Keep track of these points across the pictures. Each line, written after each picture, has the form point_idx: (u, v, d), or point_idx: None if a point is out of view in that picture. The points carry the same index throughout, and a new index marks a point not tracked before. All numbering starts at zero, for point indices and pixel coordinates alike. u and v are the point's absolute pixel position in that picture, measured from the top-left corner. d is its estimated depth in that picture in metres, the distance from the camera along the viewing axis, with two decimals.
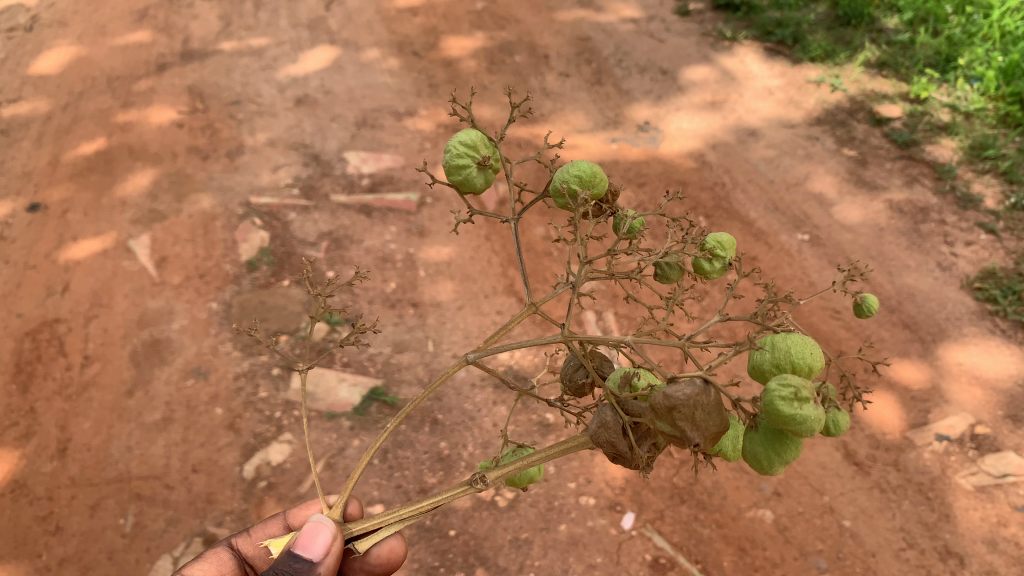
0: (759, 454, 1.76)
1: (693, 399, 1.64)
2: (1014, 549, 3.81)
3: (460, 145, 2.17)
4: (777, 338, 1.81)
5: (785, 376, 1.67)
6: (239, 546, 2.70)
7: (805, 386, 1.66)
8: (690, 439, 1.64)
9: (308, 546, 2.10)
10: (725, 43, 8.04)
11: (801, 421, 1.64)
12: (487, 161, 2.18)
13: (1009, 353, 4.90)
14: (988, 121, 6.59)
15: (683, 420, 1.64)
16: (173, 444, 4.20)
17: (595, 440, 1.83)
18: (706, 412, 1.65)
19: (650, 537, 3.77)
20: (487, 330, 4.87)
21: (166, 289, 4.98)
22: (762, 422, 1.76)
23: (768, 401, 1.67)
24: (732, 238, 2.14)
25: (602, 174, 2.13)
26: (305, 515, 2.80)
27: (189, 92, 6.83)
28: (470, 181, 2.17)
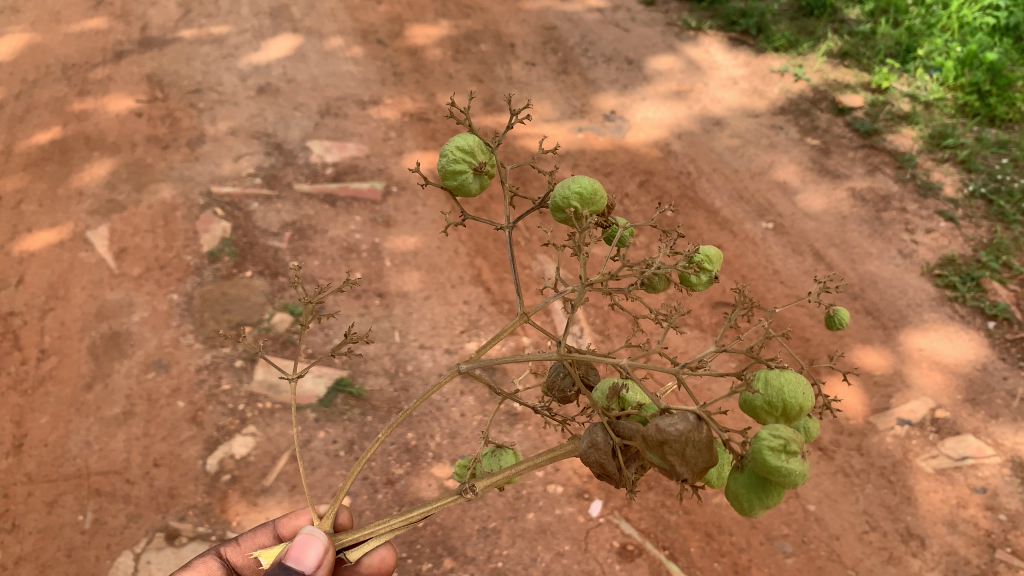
0: (742, 496, 1.65)
1: (685, 435, 1.56)
2: (973, 530, 3.87)
3: (458, 150, 2.05)
4: (770, 374, 1.71)
5: (777, 426, 1.60)
6: (227, 555, 2.61)
7: (795, 439, 1.59)
8: (678, 474, 1.57)
9: (300, 558, 1.94)
10: (690, 33, 8.07)
11: (787, 477, 1.57)
12: (485, 167, 2.07)
13: (967, 338, 4.99)
14: (947, 110, 6.68)
15: (673, 455, 1.57)
16: (134, 439, 4.11)
17: (583, 458, 1.75)
18: (696, 448, 1.57)
19: (617, 524, 3.77)
20: (455, 321, 4.85)
21: (125, 281, 4.88)
22: (748, 465, 1.65)
23: (757, 449, 1.60)
24: (720, 251, 2.10)
25: (602, 189, 2.04)
26: (296, 524, 2.70)
27: (148, 81, 6.69)
28: (466, 187, 2.06)
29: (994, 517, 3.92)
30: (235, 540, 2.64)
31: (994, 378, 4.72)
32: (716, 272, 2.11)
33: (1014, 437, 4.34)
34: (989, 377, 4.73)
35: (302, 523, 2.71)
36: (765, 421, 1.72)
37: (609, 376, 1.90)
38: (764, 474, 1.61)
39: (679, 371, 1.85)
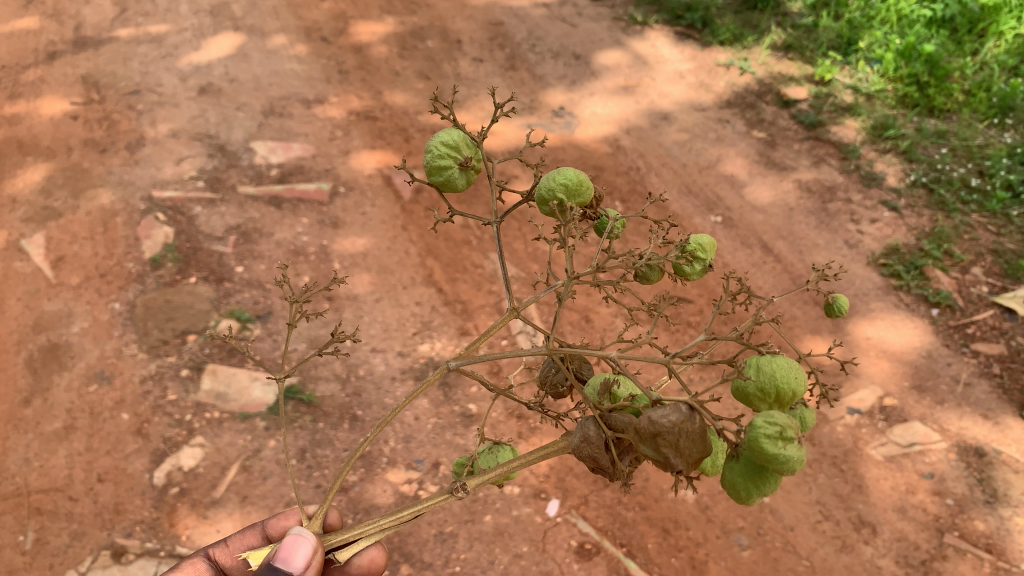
0: (738, 485, 1.62)
1: (678, 426, 1.54)
2: (922, 515, 3.94)
3: (442, 145, 2.01)
4: (762, 361, 1.68)
5: (771, 413, 1.57)
6: (217, 558, 2.56)
7: (791, 425, 1.56)
8: (673, 465, 1.55)
9: (289, 558, 1.90)
10: (636, 27, 8.10)
11: (785, 462, 1.54)
12: (471, 161, 2.03)
13: (912, 326, 5.09)
14: (888, 101, 6.80)
15: (666, 446, 1.54)
16: (76, 454, 3.97)
17: (576, 453, 1.71)
18: (690, 439, 1.54)
19: (575, 523, 3.76)
20: (407, 323, 4.79)
21: (63, 290, 4.71)
22: (744, 453, 1.62)
23: (752, 438, 1.57)
24: (713, 240, 2.07)
25: (588, 181, 2.01)
26: (284, 526, 2.61)
27: (84, 82, 6.48)
28: (453, 182, 2.02)
29: (941, 502, 3.99)
30: (224, 542, 2.58)
31: (938, 364, 4.83)
32: (710, 261, 2.08)
33: (958, 422, 4.44)
34: (934, 363, 4.83)
35: (292, 523, 2.63)
36: (758, 406, 1.70)
37: (600, 370, 1.86)
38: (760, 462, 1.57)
39: (671, 360, 1.80)
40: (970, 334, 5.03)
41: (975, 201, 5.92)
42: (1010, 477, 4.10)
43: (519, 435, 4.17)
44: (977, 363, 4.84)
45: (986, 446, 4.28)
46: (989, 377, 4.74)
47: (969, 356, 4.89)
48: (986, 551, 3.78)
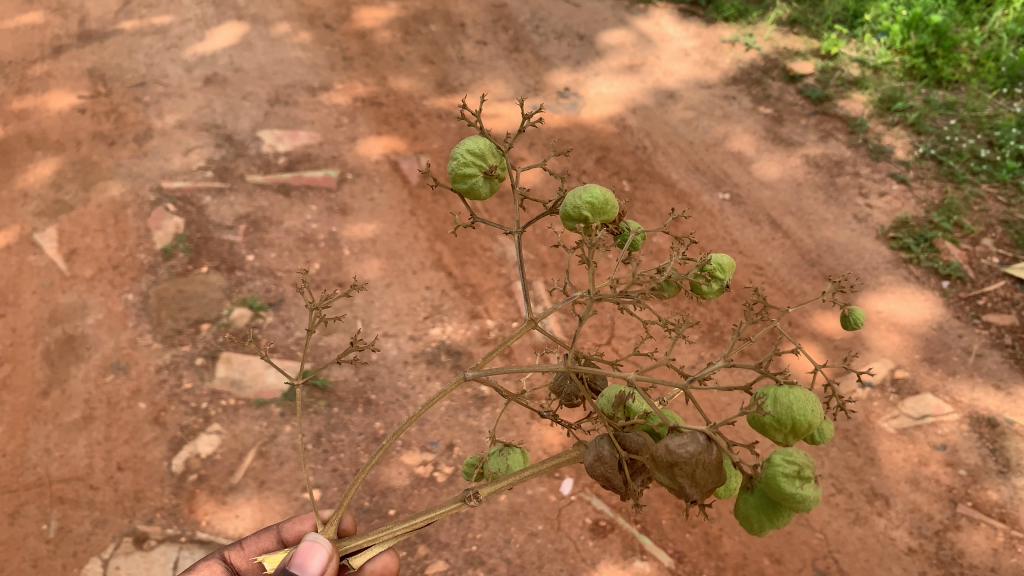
0: (752, 517, 1.62)
1: (696, 458, 1.52)
2: (935, 486, 3.96)
3: (468, 153, 1.95)
4: (779, 391, 1.64)
5: (790, 452, 1.56)
6: (233, 561, 2.56)
7: (809, 465, 1.56)
8: (688, 495, 1.54)
9: (305, 565, 1.94)
10: (640, 6, 8.06)
11: (804, 503, 1.53)
12: (495, 171, 1.98)
13: (923, 298, 5.09)
14: (895, 73, 6.75)
15: (683, 476, 1.53)
16: (95, 443, 4.03)
17: (589, 470, 1.72)
18: (707, 470, 1.53)
19: (589, 501, 3.79)
20: (418, 307, 4.82)
21: (77, 283, 4.76)
22: (759, 487, 1.61)
23: (770, 475, 1.56)
24: (733, 259, 2.06)
25: (614, 200, 1.94)
26: (299, 530, 2.62)
27: (90, 76, 6.50)
28: (476, 190, 1.96)
29: (954, 473, 4.00)
30: (240, 544, 2.58)
31: (950, 336, 4.82)
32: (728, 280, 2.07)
33: (970, 393, 4.44)
34: (945, 335, 4.83)
35: (306, 528, 2.63)
36: (773, 437, 1.66)
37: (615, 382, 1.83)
38: (777, 498, 1.57)
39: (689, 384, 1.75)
40: (981, 305, 5.02)
41: (985, 172, 5.89)
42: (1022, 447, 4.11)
43: (532, 416, 4.20)
44: (988, 334, 4.84)
45: (999, 417, 4.29)
46: (1001, 348, 4.74)
47: (981, 327, 4.89)
48: (1000, 520, 3.80)
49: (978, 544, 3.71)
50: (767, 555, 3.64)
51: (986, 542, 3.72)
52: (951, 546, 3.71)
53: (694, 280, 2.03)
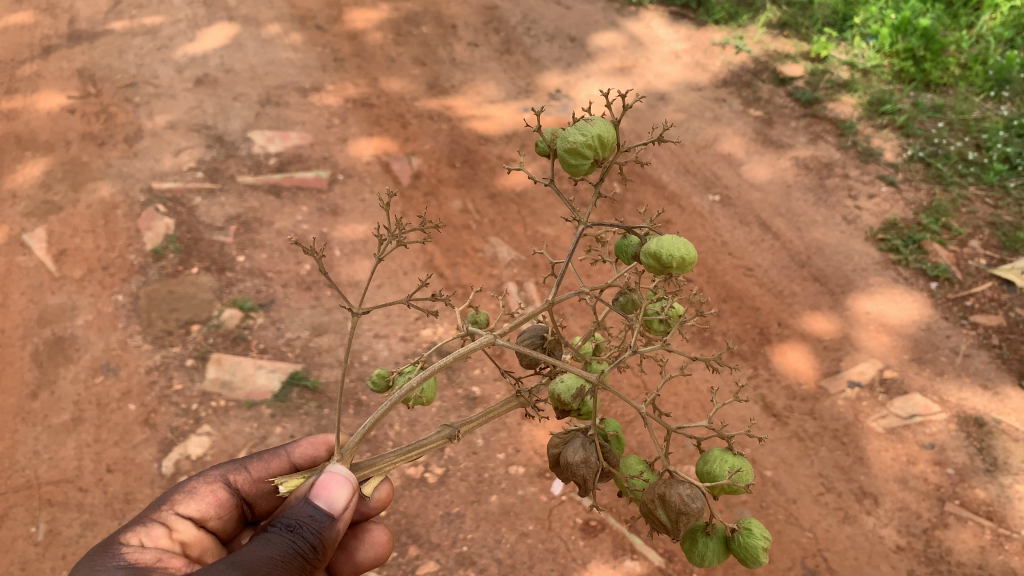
0: (704, 555, 1.97)
1: (702, 512, 1.85)
2: (923, 485, 3.98)
3: (595, 137, 2.01)
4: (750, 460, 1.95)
5: (758, 522, 1.93)
6: (238, 484, 2.58)
7: (764, 532, 1.95)
8: (674, 536, 1.88)
9: (328, 497, 2.05)
10: (631, 9, 8.09)
11: (760, 567, 1.91)
12: (605, 161, 2.07)
13: (911, 299, 5.12)
14: (884, 76, 6.80)
15: (683, 523, 1.86)
16: (85, 445, 4.01)
17: (568, 467, 1.99)
18: (700, 521, 1.88)
19: (580, 500, 3.80)
20: (410, 309, 4.82)
21: (67, 284, 4.74)
22: (719, 534, 1.97)
23: (741, 538, 1.92)
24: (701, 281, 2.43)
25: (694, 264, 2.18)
26: (309, 454, 2.73)
27: (80, 76, 6.48)
28: (578, 169, 2.05)
29: (942, 472, 4.03)
30: (245, 467, 2.59)
31: (938, 337, 4.86)
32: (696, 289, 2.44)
33: (958, 392, 4.47)
34: (933, 336, 4.86)
35: (317, 451, 2.75)
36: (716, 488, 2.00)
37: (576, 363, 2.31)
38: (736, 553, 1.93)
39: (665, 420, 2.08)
40: (969, 306, 5.06)
41: (972, 174, 5.94)
42: (1009, 446, 4.14)
43: (523, 416, 4.20)
44: (976, 335, 4.87)
45: (986, 416, 4.32)
46: (988, 348, 4.78)
47: (969, 328, 4.93)
48: (987, 518, 3.83)
49: (966, 542, 3.74)
50: None
51: (974, 540, 3.75)
52: (939, 544, 3.74)
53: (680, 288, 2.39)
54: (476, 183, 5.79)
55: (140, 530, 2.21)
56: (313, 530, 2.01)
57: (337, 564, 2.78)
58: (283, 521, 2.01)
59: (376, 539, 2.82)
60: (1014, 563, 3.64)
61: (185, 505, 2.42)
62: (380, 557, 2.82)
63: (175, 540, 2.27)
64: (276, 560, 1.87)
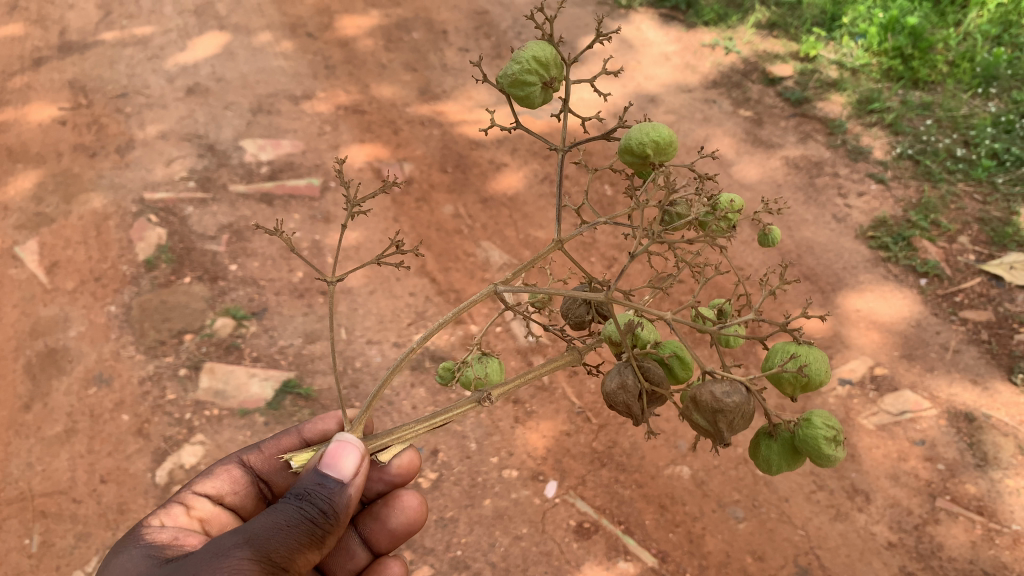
0: (773, 461, 2.02)
1: (738, 408, 1.92)
2: (915, 481, 4.00)
3: (532, 60, 2.12)
4: (809, 355, 1.98)
5: (829, 418, 1.94)
6: (252, 463, 2.70)
7: (839, 430, 1.95)
8: (723, 439, 1.95)
9: (338, 466, 2.08)
10: (621, 11, 8.12)
11: (830, 460, 1.92)
12: (553, 82, 2.17)
13: (901, 296, 5.15)
14: (873, 75, 6.83)
15: (722, 422, 1.93)
16: (79, 456, 4.02)
17: (610, 397, 2.06)
18: (741, 419, 1.94)
19: (573, 503, 3.82)
20: (402, 314, 4.83)
21: (59, 295, 4.75)
22: (782, 434, 2.01)
23: (808, 437, 1.94)
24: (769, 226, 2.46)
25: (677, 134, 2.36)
26: (321, 429, 2.73)
27: (71, 87, 6.50)
28: (532, 98, 2.15)
29: (933, 467, 4.05)
30: (257, 447, 2.71)
31: (928, 333, 4.88)
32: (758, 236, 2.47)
33: (948, 388, 4.50)
34: (924, 332, 4.89)
35: (328, 426, 2.74)
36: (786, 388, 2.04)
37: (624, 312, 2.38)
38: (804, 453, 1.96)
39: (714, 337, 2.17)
40: (959, 302, 5.09)
41: (960, 170, 5.97)
42: (999, 440, 4.17)
43: (516, 419, 4.21)
44: (966, 330, 4.90)
45: (976, 412, 4.35)
46: (978, 343, 4.81)
47: (958, 324, 4.96)
48: (978, 513, 3.85)
49: (957, 536, 3.76)
50: (749, 552, 3.67)
51: (965, 535, 3.77)
52: (930, 540, 3.76)
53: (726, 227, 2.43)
54: (468, 188, 5.80)
55: (162, 512, 2.39)
56: (323, 496, 2.03)
57: (372, 534, 2.78)
58: (291, 492, 2.02)
59: (409, 505, 2.79)
60: (1004, 556, 3.67)
61: (199, 485, 2.59)
62: (415, 522, 2.78)
63: (193, 518, 2.45)
64: (280, 526, 1.91)
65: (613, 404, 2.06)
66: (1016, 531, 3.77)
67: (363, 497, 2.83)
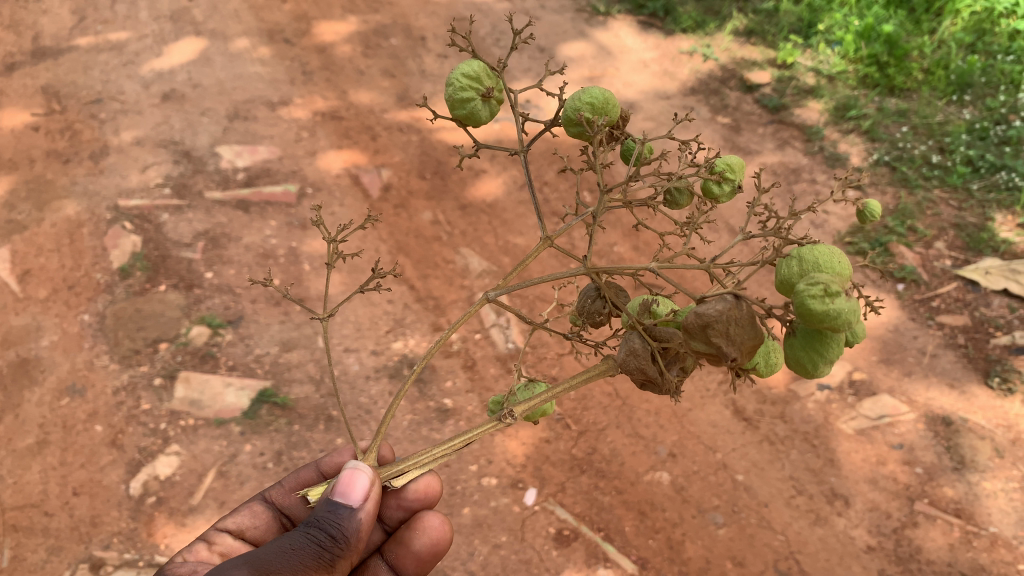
0: (803, 358, 1.77)
1: (726, 314, 1.72)
2: (893, 485, 4.01)
3: (463, 78, 2.20)
4: (806, 251, 1.75)
5: (814, 276, 1.66)
6: (274, 499, 2.66)
7: (835, 281, 1.65)
8: (727, 353, 1.72)
9: (348, 493, 2.06)
10: (600, 18, 8.15)
11: (836, 318, 1.63)
12: (492, 92, 2.22)
13: (879, 301, 5.18)
14: (849, 82, 6.90)
15: (717, 336, 1.73)
16: (50, 468, 3.94)
17: (625, 368, 1.99)
18: (739, 326, 1.72)
19: (553, 510, 3.79)
20: (380, 323, 4.71)
21: (32, 304, 4.67)
22: (799, 329, 1.77)
23: (799, 302, 1.67)
24: (742, 160, 2.23)
25: (612, 99, 2.26)
26: (338, 462, 2.65)
27: (44, 93, 6.41)
28: (475, 114, 2.21)
29: (911, 471, 4.07)
30: (278, 483, 2.68)
31: (906, 338, 4.91)
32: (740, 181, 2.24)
33: (925, 392, 4.52)
34: (901, 337, 4.92)
35: (345, 457, 2.66)
36: (800, 296, 1.75)
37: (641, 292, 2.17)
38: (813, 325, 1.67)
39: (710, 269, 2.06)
40: (935, 307, 5.14)
41: (937, 176, 6.02)
42: (976, 444, 4.20)
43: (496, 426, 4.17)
44: (942, 335, 4.94)
45: (953, 415, 4.38)
46: (954, 347, 4.85)
47: (935, 328, 5.00)
48: (955, 516, 3.86)
49: (936, 539, 3.78)
50: (729, 558, 3.66)
51: (943, 538, 3.78)
52: (909, 543, 3.77)
53: (706, 181, 2.22)
54: (447, 194, 5.78)
55: (183, 549, 2.35)
56: (332, 522, 2.01)
57: (398, 560, 2.58)
58: (304, 522, 2.02)
59: (432, 526, 2.57)
60: (982, 559, 3.69)
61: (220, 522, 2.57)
62: (440, 542, 2.55)
63: (214, 553, 2.39)
64: (285, 548, 1.91)
65: (628, 374, 1.98)
66: (993, 534, 3.79)
67: (388, 527, 2.70)
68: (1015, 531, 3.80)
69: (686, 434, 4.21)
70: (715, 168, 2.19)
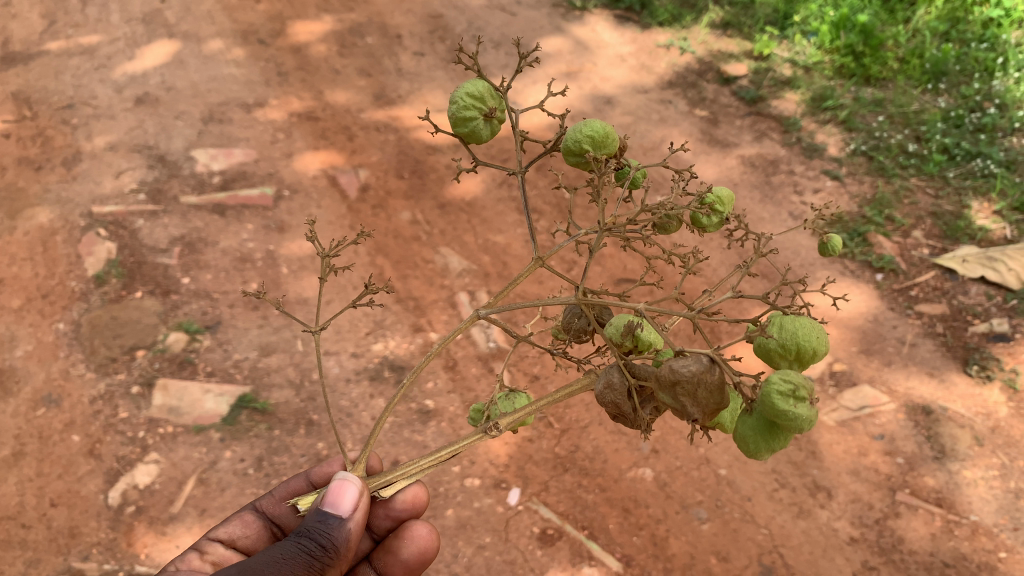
0: (749, 437, 1.77)
1: (697, 376, 1.70)
2: (875, 476, 4.02)
3: (467, 97, 2.15)
4: (786, 319, 1.84)
5: (788, 372, 1.72)
6: (264, 509, 2.65)
7: (804, 384, 1.71)
8: (690, 413, 1.72)
9: (337, 503, 2.05)
10: (576, 13, 8.13)
11: (791, 419, 1.68)
12: (495, 113, 2.17)
13: (858, 291, 5.19)
14: (825, 73, 6.92)
15: (684, 395, 1.72)
16: (27, 480, 3.87)
17: (600, 398, 1.96)
18: (707, 390, 1.71)
19: (536, 509, 3.77)
20: (359, 325, 4.67)
21: (5, 314, 4.60)
22: (757, 408, 1.77)
23: (767, 392, 1.72)
24: (730, 193, 2.37)
25: (614, 133, 2.19)
26: (328, 470, 2.69)
27: (14, 99, 6.32)
28: (477, 133, 2.17)
29: (892, 461, 4.09)
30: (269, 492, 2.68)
31: (885, 328, 4.93)
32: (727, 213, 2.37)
33: (905, 382, 4.54)
34: (881, 327, 4.93)
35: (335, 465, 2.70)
36: (778, 364, 1.86)
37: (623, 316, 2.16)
38: (772, 416, 1.72)
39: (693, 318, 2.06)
40: (914, 296, 5.16)
41: (914, 165, 6.04)
42: (956, 432, 4.22)
43: None
44: (921, 324, 4.96)
45: (933, 404, 4.39)
46: (933, 336, 4.87)
47: (914, 317, 5.02)
48: (937, 505, 3.88)
49: (918, 529, 3.80)
50: (713, 553, 3.65)
51: (925, 527, 3.81)
52: (892, 534, 3.78)
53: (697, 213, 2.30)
54: (425, 193, 5.74)
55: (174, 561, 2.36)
56: (322, 531, 2.00)
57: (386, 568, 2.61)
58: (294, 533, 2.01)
59: (420, 535, 2.60)
60: (963, 547, 3.71)
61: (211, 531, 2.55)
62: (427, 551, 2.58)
63: (205, 562, 2.39)
64: (275, 558, 1.88)
65: (603, 403, 1.96)
66: (974, 522, 3.82)
67: (377, 536, 2.70)
68: (996, 518, 3.83)
69: (667, 429, 4.19)
70: (707, 201, 2.30)
